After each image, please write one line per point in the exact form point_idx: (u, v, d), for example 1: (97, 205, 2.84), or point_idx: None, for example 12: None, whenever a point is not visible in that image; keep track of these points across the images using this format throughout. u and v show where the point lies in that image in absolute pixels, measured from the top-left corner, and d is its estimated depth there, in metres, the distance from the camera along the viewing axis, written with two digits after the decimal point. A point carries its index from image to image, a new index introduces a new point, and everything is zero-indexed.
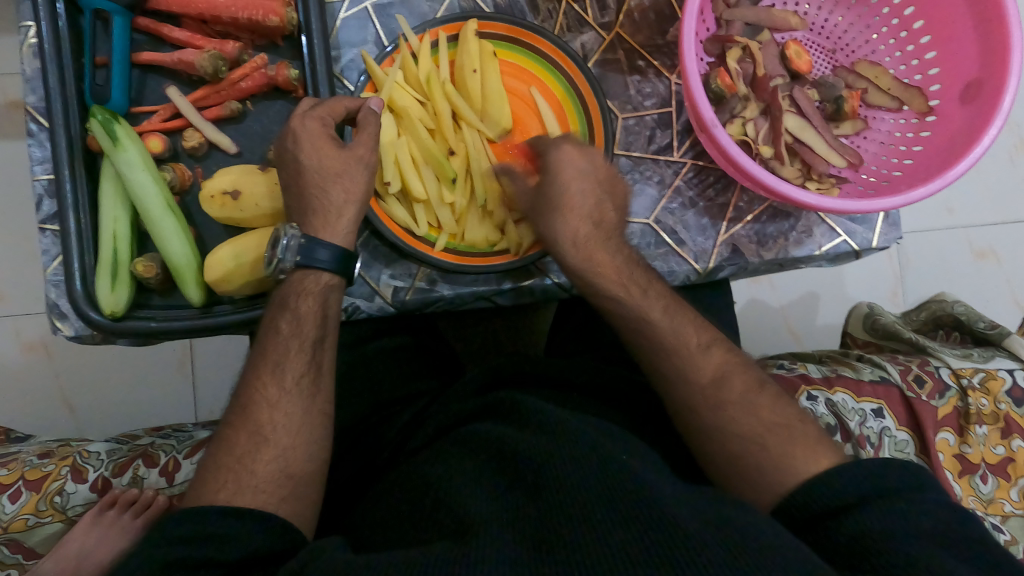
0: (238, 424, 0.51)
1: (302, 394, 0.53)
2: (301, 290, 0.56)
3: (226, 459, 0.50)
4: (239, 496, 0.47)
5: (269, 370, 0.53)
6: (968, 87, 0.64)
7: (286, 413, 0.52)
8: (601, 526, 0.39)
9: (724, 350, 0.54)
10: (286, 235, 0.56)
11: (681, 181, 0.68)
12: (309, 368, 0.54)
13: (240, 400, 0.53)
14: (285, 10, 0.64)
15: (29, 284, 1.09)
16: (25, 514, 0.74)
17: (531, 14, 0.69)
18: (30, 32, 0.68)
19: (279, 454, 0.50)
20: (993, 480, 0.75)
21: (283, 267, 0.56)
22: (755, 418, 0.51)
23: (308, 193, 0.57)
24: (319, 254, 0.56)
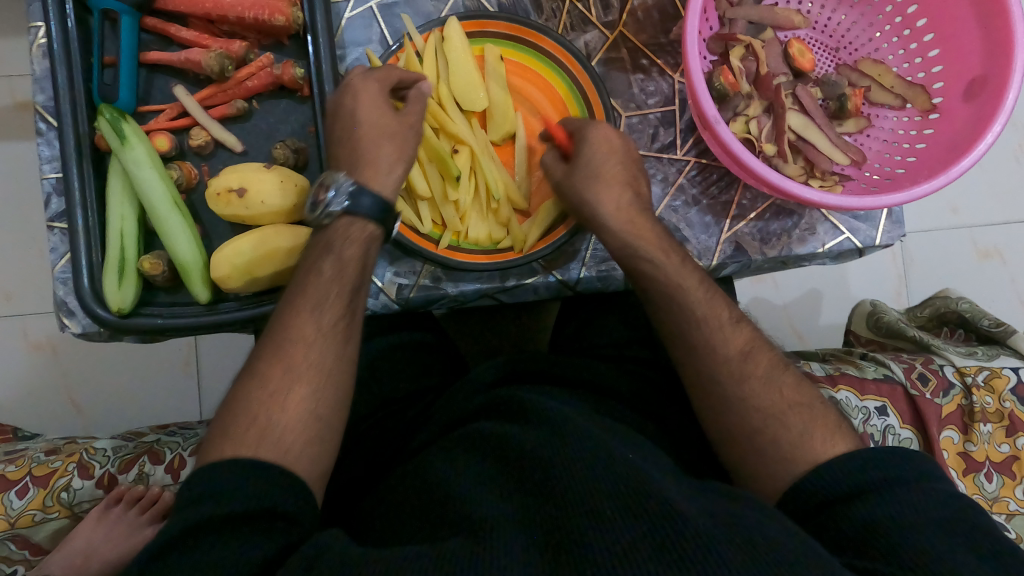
0: (272, 359, 0.50)
1: (338, 338, 0.52)
2: (346, 236, 0.56)
3: (258, 392, 0.48)
4: (267, 435, 0.46)
5: (308, 308, 0.52)
6: (972, 84, 0.64)
7: (321, 355, 0.51)
8: (605, 518, 0.39)
9: (753, 343, 0.54)
10: (340, 181, 0.56)
11: (685, 178, 0.68)
12: (346, 314, 0.53)
13: (276, 334, 0.51)
14: (291, 9, 0.65)
15: (36, 283, 1.10)
16: (31, 510, 0.75)
17: (535, 13, 0.69)
18: (39, 33, 0.69)
19: (310, 396, 0.49)
20: (998, 479, 0.74)
21: (331, 212, 0.56)
22: (775, 395, 0.51)
23: (364, 145, 0.58)
24: (369, 203, 0.56)
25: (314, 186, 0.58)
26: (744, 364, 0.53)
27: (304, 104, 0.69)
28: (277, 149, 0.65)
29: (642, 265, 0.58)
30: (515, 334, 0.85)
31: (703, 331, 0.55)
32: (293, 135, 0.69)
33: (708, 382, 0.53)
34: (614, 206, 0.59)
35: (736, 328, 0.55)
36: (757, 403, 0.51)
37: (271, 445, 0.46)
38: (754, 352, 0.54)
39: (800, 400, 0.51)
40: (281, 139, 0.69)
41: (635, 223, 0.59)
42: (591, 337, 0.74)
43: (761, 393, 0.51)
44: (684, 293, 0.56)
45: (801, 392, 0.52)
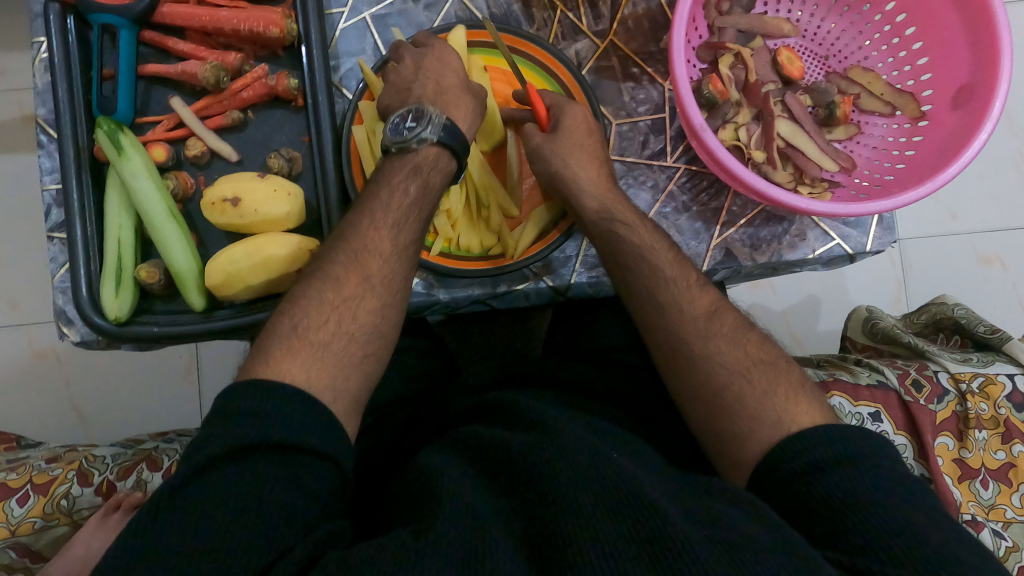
0: (349, 266, 0.53)
1: (406, 260, 0.56)
2: (434, 164, 0.58)
3: (332, 294, 0.52)
4: (336, 340, 0.50)
5: (390, 226, 0.55)
6: (960, 92, 0.65)
7: (392, 271, 0.54)
8: (587, 516, 0.39)
9: (719, 303, 0.55)
10: (431, 113, 0.58)
11: (674, 185, 0.69)
12: (417, 239, 0.57)
13: (354, 242, 0.54)
14: (285, 20, 0.66)
15: (40, 293, 1.12)
16: (32, 517, 0.75)
17: (527, 22, 0.70)
18: (42, 48, 0.70)
19: (379, 309, 0.53)
20: (994, 486, 0.74)
21: (421, 140, 0.57)
22: (740, 352, 0.51)
23: (449, 93, 0.61)
24: (455, 138, 0.59)
25: (398, 113, 0.58)
26: (710, 322, 0.53)
27: (298, 114, 0.70)
28: (273, 158, 0.66)
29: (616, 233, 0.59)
30: (510, 341, 0.86)
31: None
32: (287, 144, 0.70)
33: (677, 349, 0.52)
34: (603, 211, 0.60)
35: (702, 290, 0.55)
36: (721, 360, 0.51)
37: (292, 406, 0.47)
38: (719, 313, 0.54)
39: (763, 357, 0.51)
40: (275, 148, 0.70)
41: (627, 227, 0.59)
42: (584, 341, 0.74)
43: (727, 350, 0.51)
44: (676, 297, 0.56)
45: (765, 350, 0.52)
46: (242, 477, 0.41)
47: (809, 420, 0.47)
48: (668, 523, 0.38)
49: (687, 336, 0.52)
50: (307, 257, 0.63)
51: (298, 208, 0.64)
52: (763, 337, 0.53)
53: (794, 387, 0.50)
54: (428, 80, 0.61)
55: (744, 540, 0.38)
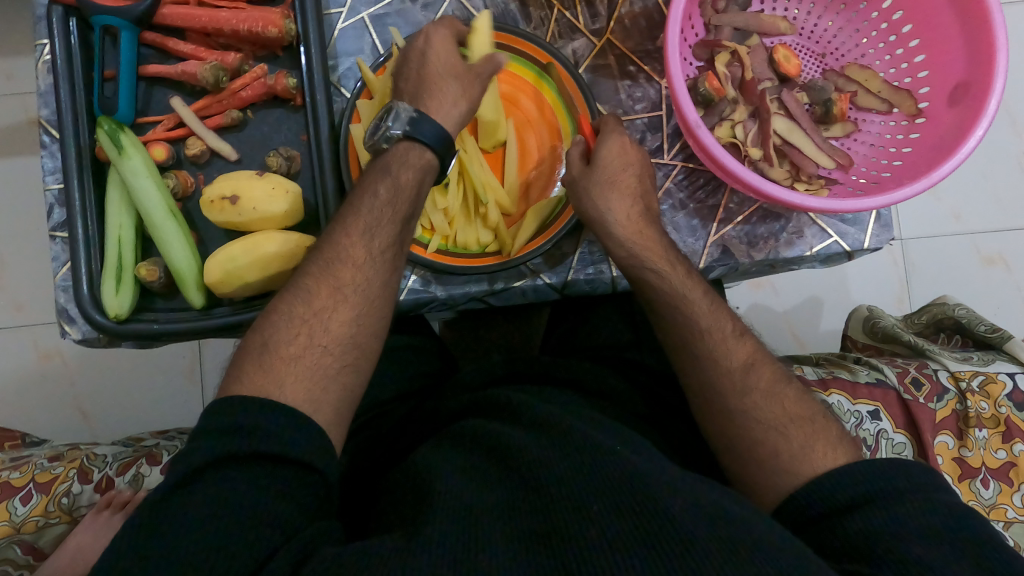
0: (319, 277, 0.53)
1: (381, 266, 0.55)
2: (402, 163, 0.58)
3: (303, 308, 0.52)
4: (309, 352, 0.50)
5: (360, 232, 0.56)
6: (956, 89, 0.65)
7: (365, 276, 0.54)
8: (589, 516, 0.39)
9: (756, 355, 0.55)
10: (398, 107, 0.58)
11: (671, 183, 0.69)
12: (393, 241, 0.57)
13: (325, 254, 0.55)
14: (284, 21, 0.66)
15: (43, 294, 1.12)
16: (35, 516, 0.76)
17: (524, 21, 0.70)
18: (45, 50, 0.71)
19: (352, 319, 0.53)
20: (995, 485, 0.74)
21: (389, 136, 0.58)
22: (777, 408, 0.52)
23: (429, 82, 0.60)
24: (428, 130, 0.58)
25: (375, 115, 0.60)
26: (747, 376, 0.54)
27: (297, 113, 0.70)
28: (271, 157, 0.66)
29: (638, 260, 0.60)
30: (509, 339, 0.86)
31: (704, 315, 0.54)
32: (287, 143, 0.70)
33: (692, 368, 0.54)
34: (631, 255, 0.60)
35: (740, 340, 0.56)
36: (759, 415, 0.52)
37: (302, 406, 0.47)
38: (757, 365, 0.54)
39: (801, 414, 0.52)
40: (275, 148, 0.70)
41: (634, 231, 0.61)
42: (583, 339, 0.74)
43: (763, 405, 0.52)
44: (685, 305, 0.58)
45: (803, 406, 0.53)
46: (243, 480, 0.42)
47: (829, 462, 0.48)
48: (664, 520, 0.38)
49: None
50: (305, 254, 0.63)
51: (297, 207, 0.65)
52: (800, 394, 0.54)
53: (834, 442, 0.50)
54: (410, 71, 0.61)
55: (736, 533, 0.38)
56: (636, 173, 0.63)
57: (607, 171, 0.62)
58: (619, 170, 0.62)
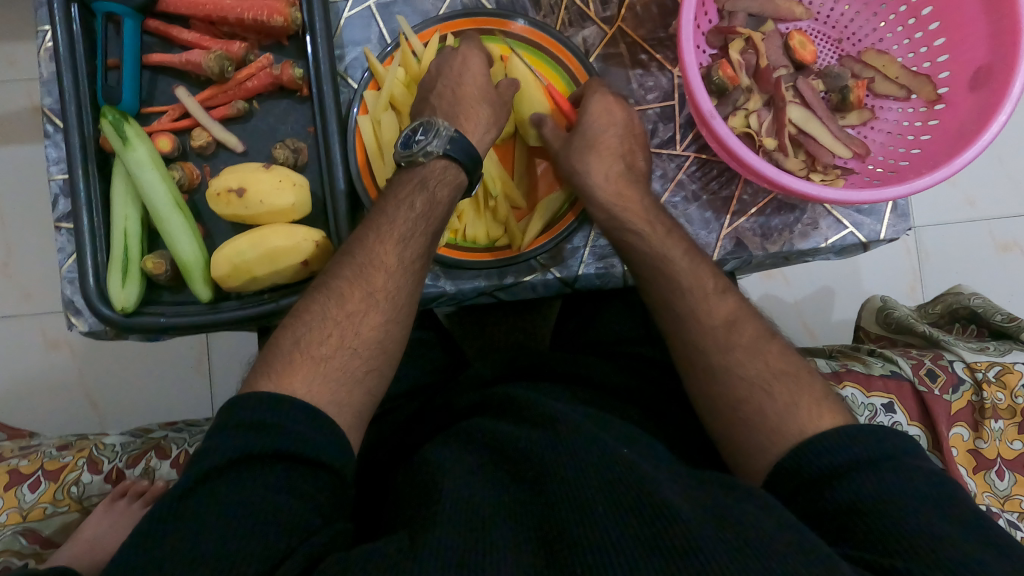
0: (354, 281, 0.53)
1: (412, 276, 0.55)
2: (441, 178, 0.58)
3: (335, 309, 0.52)
4: (338, 355, 0.50)
5: (395, 240, 0.55)
6: (978, 73, 0.63)
7: (397, 286, 0.54)
8: (591, 517, 0.39)
9: (739, 312, 0.54)
10: (439, 125, 0.58)
11: (684, 174, 0.68)
12: (424, 254, 0.57)
13: (358, 256, 0.54)
14: (289, 9, 0.65)
15: (50, 283, 1.12)
16: (43, 503, 0.76)
17: (533, 10, 0.69)
18: (47, 38, 0.70)
19: (383, 326, 0.52)
20: (1010, 476, 0.73)
21: (428, 151, 0.58)
22: (760, 363, 0.51)
23: (464, 101, 0.61)
24: (463, 150, 0.58)
25: (409, 127, 0.59)
26: (729, 333, 0.52)
27: (303, 104, 0.70)
28: (278, 149, 0.65)
29: (635, 240, 0.59)
30: (518, 332, 0.85)
31: (716, 307, 0.54)
32: (293, 134, 0.69)
33: (691, 347, 0.53)
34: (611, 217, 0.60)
35: (721, 297, 0.54)
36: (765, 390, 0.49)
37: (311, 396, 0.47)
38: (739, 321, 0.53)
39: (784, 368, 0.51)
40: (281, 139, 0.69)
41: (641, 215, 0.60)
42: (592, 332, 0.74)
43: (747, 362, 0.51)
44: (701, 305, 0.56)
45: (788, 361, 0.51)
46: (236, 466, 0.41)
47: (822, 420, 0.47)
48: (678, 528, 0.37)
49: (697, 335, 0.53)
50: (313, 248, 0.62)
51: (304, 199, 0.64)
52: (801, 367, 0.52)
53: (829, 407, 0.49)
54: (447, 92, 0.62)
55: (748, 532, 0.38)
56: (622, 160, 0.62)
57: (588, 133, 0.62)
58: (601, 137, 0.62)
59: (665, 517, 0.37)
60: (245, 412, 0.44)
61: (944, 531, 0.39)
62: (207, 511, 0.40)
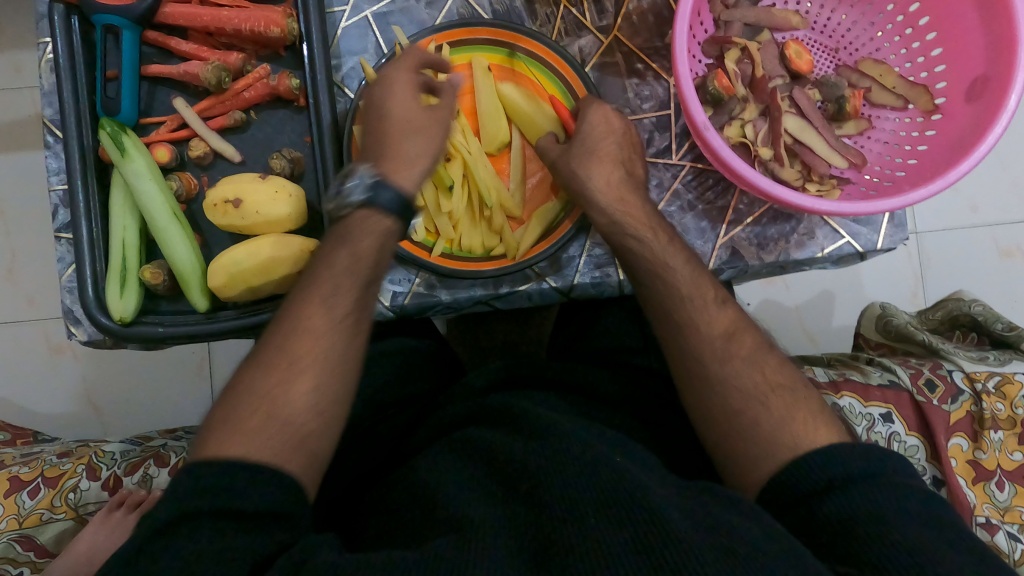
0: (276, 351, 0.49)
1: (344, 333, 0.50)
2: (366, 226, 0.54)
3: (257, 384, 0.47)
4: (269, 427, 0.45)
5: (319, 297, 0.51)
6: (974, 84, 0.63)
7: (327, 347, 0.49)
8: (581, 521, 0.39)
9: (740, 323, 0.53)
10: (357, 174, 0.55)
11: (680, 184, 0.68)
12: (357, 306, 0.52)
13: (282, 324, 0.50)
14: (287, 21, 0.66)
15: (52, 289, 1.13)
16: (41, 509, 0.76)
17: (529, 19, 0.69)
18: (47, 49, 0.71)
19: (315, 391, 0.48)
20: (1010, 487, 0.72)
21: (350, 202, 0.55)
22: (759, 375, 0.51)
23: (386, 144, 0.58)
24: (386, 197, 0.55)
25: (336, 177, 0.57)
26: (728, 344, 0.52)
27: (300, 114, 0.70)
28: (274, 159, 0.66)
29: (634, 245, 0.57)
30: (515, 340, 0.85)
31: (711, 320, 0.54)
32: (290, 144, 0.70)
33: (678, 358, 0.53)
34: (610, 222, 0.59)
35: (721, 309, 0.54)
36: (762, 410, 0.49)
37: (268, 435, 0.45)
38: (738, 334, 0.53)
39: (782, 381, 0.51)
40: (278, 149, 0.70)
41: (639, 218, 0.59)
42: (589, 341, 0.74)
43: (742, 372, 0.50)
44: None
45: (785, 374, 0.51)
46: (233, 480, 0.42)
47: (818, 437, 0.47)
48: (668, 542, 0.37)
49: (703, 352, 0.52)
50: (308, 258, 0.62)
51: (299, 209, 0.64)
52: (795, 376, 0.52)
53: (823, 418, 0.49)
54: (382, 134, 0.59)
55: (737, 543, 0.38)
56: (621, 169, 0.61)
57: (588, 141, 0.61)
58: (600, 147, 0.61)
59: (654, 527, 0.37)
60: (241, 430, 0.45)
61: (932, 545, 0.39)
62: (196, 525, 0.40)
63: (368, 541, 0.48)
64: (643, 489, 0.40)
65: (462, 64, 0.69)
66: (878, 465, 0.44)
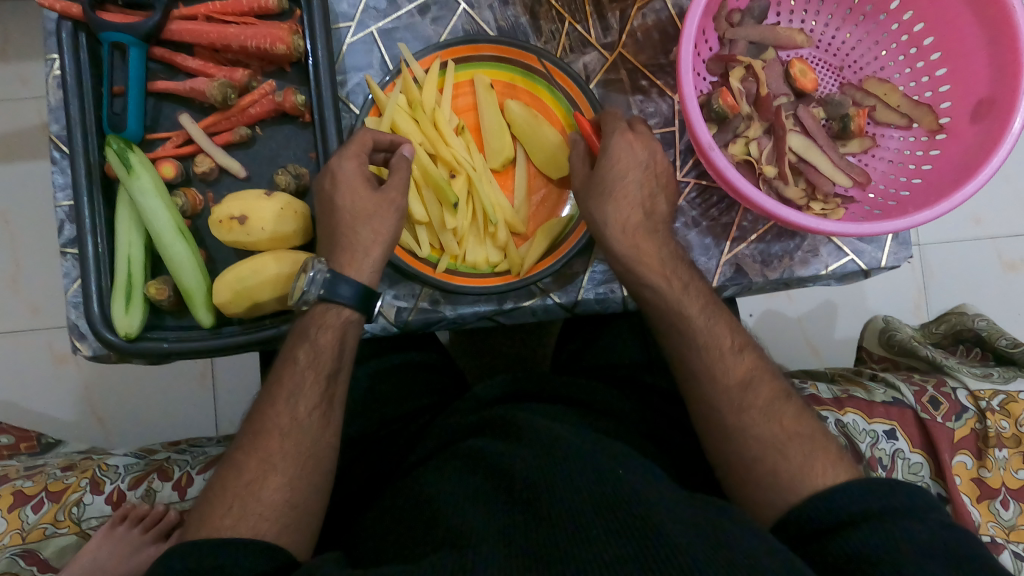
0: (249, 450, 0.53)
1: (311, 427, 0.54)
2: (321, 323, 0.57)
3: (233, 482, 0.51)
4: (244, 521, 0.49)
5: (285, 399, 0.55)
6: (980, 105, 0.63)
7: (292, 442, 0.53)
8: (590, 535, 0.39)
9: (755, 372, 0.55)
10: (314, 269, 0.57)
11: (684, 201, 0.68)
12: (321, 402, 0.56)
13: (255, 424, 0.54)
14: (292, 37, 0.66)
15: (56, 298, 1.13)
16: (44, 523, 0.76)
17: (535, 36, 0.69)
18: (55, 65, 0.71)
19: (285, 484, 0.51)
20: (1015, 506, 0.72)
21: (307, 299, 0.57)
22: (776, 426, 0.52)
23: (342, 233, 0.59)
24: (343, 291, 0.57)
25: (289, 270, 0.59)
26: (744, 393, 0.53)
27: (305, 130, 0.70)
28: (280, 175, 0.66)
29: (650, 288, 0.58)
30: (518, 353, 0.85)
31: None
32: (295, 160, 0.70)
33: None
34: (614, 238, 0.59)
35: (737, 357, 0.55)
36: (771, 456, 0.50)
37: (250, 521, 0.49)
38: (755, 382, 0.54)
39: (798, 431, 0.52)
40: (283, 165, 0.70)
41: (646, 235, 0.59)
42: (593, 356, 0.74)
43: (763, 425, 0.52)
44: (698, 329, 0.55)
45: (801, 422, 0.52)
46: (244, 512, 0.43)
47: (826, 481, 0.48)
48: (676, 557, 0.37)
49: (720, 404, 0.53)
50: None
51: (304, 227, 0.65)
52: (797, 414, 0.53)
53: (824, 445, 0.49)
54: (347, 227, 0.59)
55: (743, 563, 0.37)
56: (641, 212, 0.60)
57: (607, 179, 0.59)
58: (617, 191, 0.59)
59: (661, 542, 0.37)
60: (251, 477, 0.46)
61: (933, 569, 0.40)
62: None
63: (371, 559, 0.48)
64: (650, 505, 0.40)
65: (467, 80, 0.69)
66: (883, 494, 0.44)
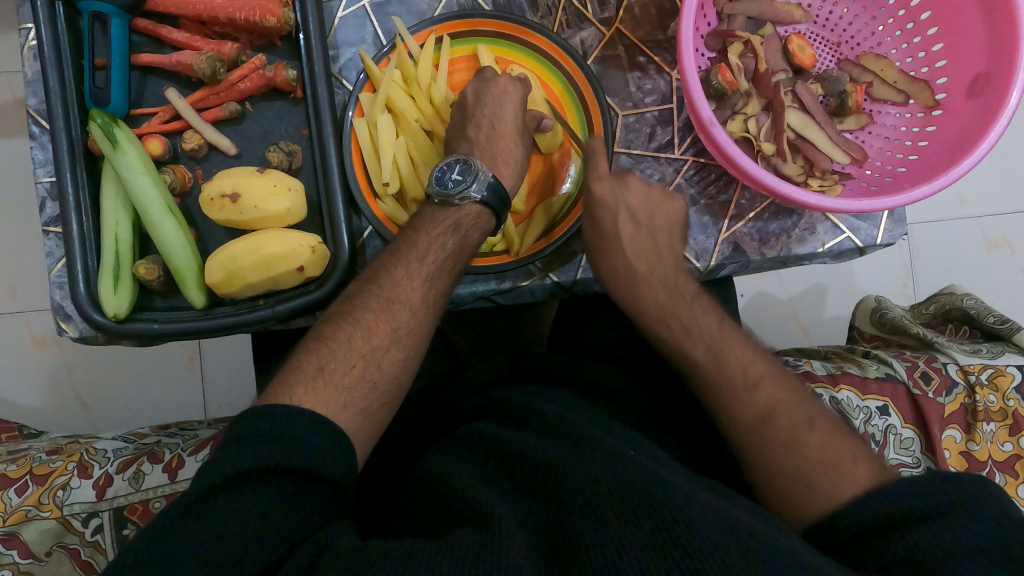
0: (380, 312, 0.54)
1: (432, 313, 0.57)
2: (474, 223, 0.59)
3: (361, 341, 0.52)
4: (360, 386, 0.51)
5: (424, 277, 0.56)
6: (976, 80, 0.63)
7: (419, 322, 0.55)
8: (605, 520, 0.38)
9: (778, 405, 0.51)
10: (480, 170, 0.59)
11: (682, 178, 0.68)
12: (445, 293, 0.58)
13: (388, 290, 0.55)
14: (282, 9, 0.64)
15: (35, 280, 1.10)
16: (26, 506, 0.74)
17: (530, 10, 0.68)
18: (30, 35, 0.68)
19: (401, 362, 0.54)
20: (1000, 478, 0.73)
21: (466, 196, 0.58)
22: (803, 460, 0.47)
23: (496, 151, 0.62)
24: (499, 197, 0.60)
25: (445, 162, 0.59)
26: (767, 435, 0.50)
27: (297, 106, 0.68)
28: (272, 152, 0.64)
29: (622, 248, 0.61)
30: (514, 335, 0.85)
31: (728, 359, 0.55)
32: (287, 137, 0.68)
33: None
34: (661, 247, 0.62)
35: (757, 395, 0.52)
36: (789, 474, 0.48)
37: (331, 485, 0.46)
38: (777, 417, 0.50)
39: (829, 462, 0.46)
40: (274, 142, 0.68)
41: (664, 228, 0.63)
42: (591, 336, 0.74)
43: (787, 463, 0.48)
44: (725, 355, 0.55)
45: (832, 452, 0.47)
46: (246, 475, 0.41)
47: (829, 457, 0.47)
48: (690, 530, 0.36)
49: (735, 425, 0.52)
50: (310, 254, 0.61)
51: (299, 204, 0.63)
52: (827, 439, 0.48)
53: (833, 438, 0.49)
54: (484, 120, 0.62)
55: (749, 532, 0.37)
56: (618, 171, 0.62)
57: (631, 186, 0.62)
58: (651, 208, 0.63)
59: (666, 504, 0.38)
60: (253, 430, 0.44)
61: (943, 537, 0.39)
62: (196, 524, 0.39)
63: (393, 525, 0.49)
64: (665, 478, 0.40)
65: (464, 55, 0.68)
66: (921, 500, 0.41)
